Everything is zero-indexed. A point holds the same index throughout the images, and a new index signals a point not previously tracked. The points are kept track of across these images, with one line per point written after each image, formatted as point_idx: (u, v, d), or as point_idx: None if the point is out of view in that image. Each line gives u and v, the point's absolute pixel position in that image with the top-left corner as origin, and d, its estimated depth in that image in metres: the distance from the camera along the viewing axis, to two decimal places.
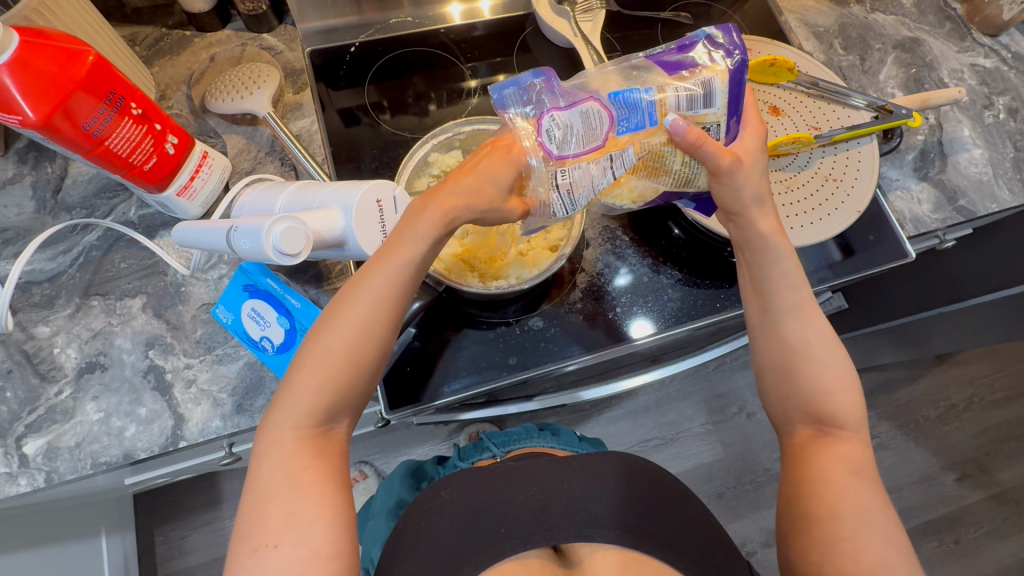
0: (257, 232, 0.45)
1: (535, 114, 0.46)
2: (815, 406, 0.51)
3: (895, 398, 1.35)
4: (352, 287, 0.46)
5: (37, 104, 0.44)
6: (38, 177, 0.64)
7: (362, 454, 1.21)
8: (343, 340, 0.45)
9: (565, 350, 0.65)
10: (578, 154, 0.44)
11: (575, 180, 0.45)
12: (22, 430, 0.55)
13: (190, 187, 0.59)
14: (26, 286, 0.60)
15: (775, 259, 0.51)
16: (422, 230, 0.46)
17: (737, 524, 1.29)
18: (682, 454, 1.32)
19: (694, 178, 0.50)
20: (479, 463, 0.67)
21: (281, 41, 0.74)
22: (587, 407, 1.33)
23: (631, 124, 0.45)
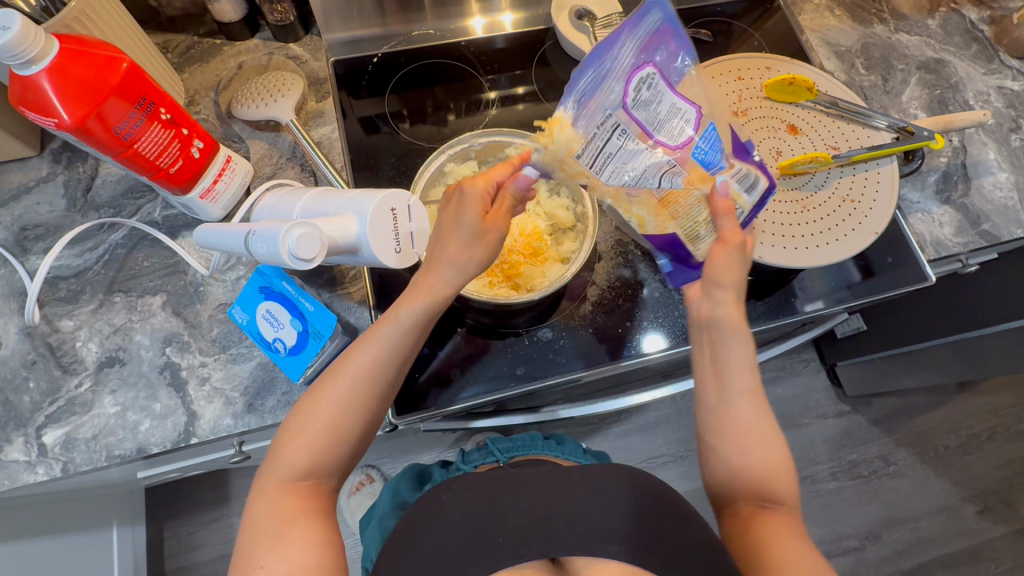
0: (274, 236, 0.46)
1: (641, 60, 0.46)
2: (758, 478, 0.53)
3: (915, 424, 1.35)
4: (338, 362, 0.50)
5: (74, 108, 0.46)
6: (70, 176, 0.66)
7: (369, 458, 1.23)
8: (337, 403, 0.48)
9: (573, 363, 0.65)
10: (650, 128, 0.46)
11: (609, 147, 0.46)
12: (43, 420, 0.57)
13: (213, 189, 0.61)
14: (54, 281, 0.62)
15: (732, 345, 0.54)
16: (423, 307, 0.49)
17: None
18: (691, 473, 1.31)
19: (699, 237, 0.53)
20: (482, 467, 0.67)
21: (306, 51, 0.76)
22: (596, 421, 1.32)
23: (703, 156, 0.48)
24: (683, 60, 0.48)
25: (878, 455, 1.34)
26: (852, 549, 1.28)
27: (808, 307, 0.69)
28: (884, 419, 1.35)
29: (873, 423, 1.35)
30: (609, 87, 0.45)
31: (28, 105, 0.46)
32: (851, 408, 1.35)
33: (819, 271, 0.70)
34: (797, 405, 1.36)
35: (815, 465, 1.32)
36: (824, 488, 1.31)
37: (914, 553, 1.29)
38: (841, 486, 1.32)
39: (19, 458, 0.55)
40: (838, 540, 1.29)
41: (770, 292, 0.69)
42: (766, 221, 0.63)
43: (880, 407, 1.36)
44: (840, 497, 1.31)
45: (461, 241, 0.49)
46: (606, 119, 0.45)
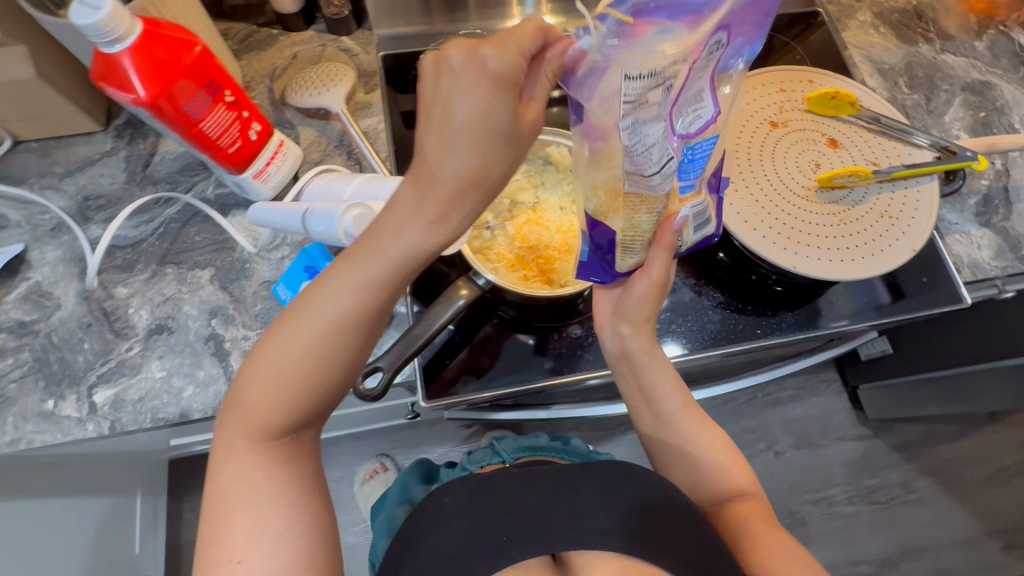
0: (332, 215, 0.49)
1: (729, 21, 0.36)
2: (709, 479, 0.60)
3: (938, 452, 1.33)
4: (308, 298, 0.42)
5: (151, 86, 0.49)
6: (132, 152, 0.70)
7: (384, 448, 1.25)
8: (295, 353, 0.42)
9: (601, 361, 0.66)
10: (677, 102, 0.38)
11: (645, 96, 0.36)
12: (94, 379, 0.60)
13: (265, 171, 0.63)
14: (112, 250, 0.65)
15: (654, 373, 0.60)
16: (406, 233, 0.38)
17: None
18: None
19: (631, 251, 0.49)
20: (488, 467, 0.68)
21: (357, 44, 0.79)
22: (610, 426, 1.32)
23: (689, 168, 0.42)
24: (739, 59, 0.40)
25: (898, 481, 1.32)
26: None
27: (834, 325, 0.69)
28: (905, 445, 1.34)
29: (894, 448, 1.34)
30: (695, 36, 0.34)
31: (108, 81, 0.49)
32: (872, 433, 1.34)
33: (845, 290, 0.70)
34: (818, 426, 1.36)
35: (831, 487, 1.31)
36: (841, 512, 1.30)
37: None
38: (858, 509, 1.30)
39: (71, 414, 0.58)
40: (852, 565, 1.27)
41: (800, 303, 0.70)
42: (800, 233, 0.63)
43: (902, 433, 1.34)
44: (857, 522, 1.29)
45: (456, 158, 0.34)
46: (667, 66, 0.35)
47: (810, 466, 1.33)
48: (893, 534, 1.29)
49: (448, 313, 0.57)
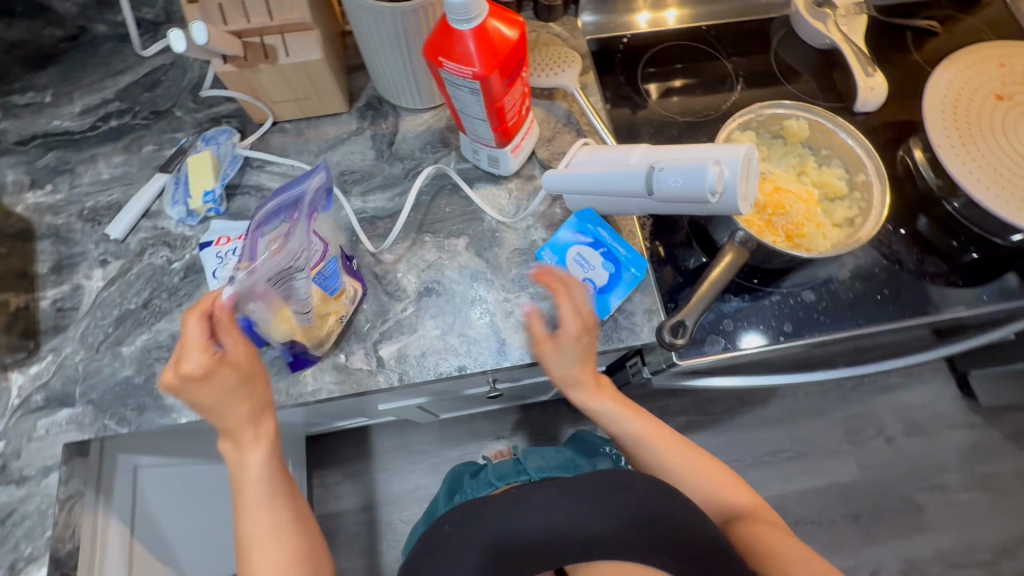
0: (692, 171, 0.50)
1: (308, 209, 0.52)
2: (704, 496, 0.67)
3: None
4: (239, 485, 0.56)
5: (490, 62, 0.53)
6: (376, 131, 0.75)
7: (501, 431, 1.32)
8: (255, 536, 0.56)
9: (837, 324, 0.69)
10: (308, 263, 0.54)
11: (285, 276, 0.51)
12: (377, 336, 0.65)
13: (519, 145, 0.68)
14: (373, 220, 0.70)
15: (654, 453, 0.68)
16: (252, 465, 0.56)
17: (872, 549, 1.27)
18: (815, 469, 1.32)
19: (324, 339, 0.62)
20: (516, 484, 0.75)
21: (565, 30, 0.81)
22: (719, 411, 1.36)
23: (326, 278, 0.59)
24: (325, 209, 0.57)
25: (1012, 470, 1.31)
26: (985, 563, 1.25)
27: (951, 312, 0.71)
28: (1018, 433, 1.33)
29: (1007, 437, 1.33)
30: (297, 229, 0.51)
31: (452, 56, 0.54)
32: (984, 420, 1.34)
33: (977, 275, 0.73)
34: (924, 412, 1.35)
35: (945, 473, 1.31)
36: (956, 499, 1.29)
37: None
38: (973, 497, 1.29)
39: (362, 367, 0.64)
40: (969, 552, 1.26)
41: (997, 274, 0.73)
42: None
43: (1014, 422, 1.34)
44: (972, 509, 1.28)
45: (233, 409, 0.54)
46: (280, 270, 0.50)
47: (921, 453, 1.32)
48: (1010, 522, 1.28)
49: (717, 275, 0.63)
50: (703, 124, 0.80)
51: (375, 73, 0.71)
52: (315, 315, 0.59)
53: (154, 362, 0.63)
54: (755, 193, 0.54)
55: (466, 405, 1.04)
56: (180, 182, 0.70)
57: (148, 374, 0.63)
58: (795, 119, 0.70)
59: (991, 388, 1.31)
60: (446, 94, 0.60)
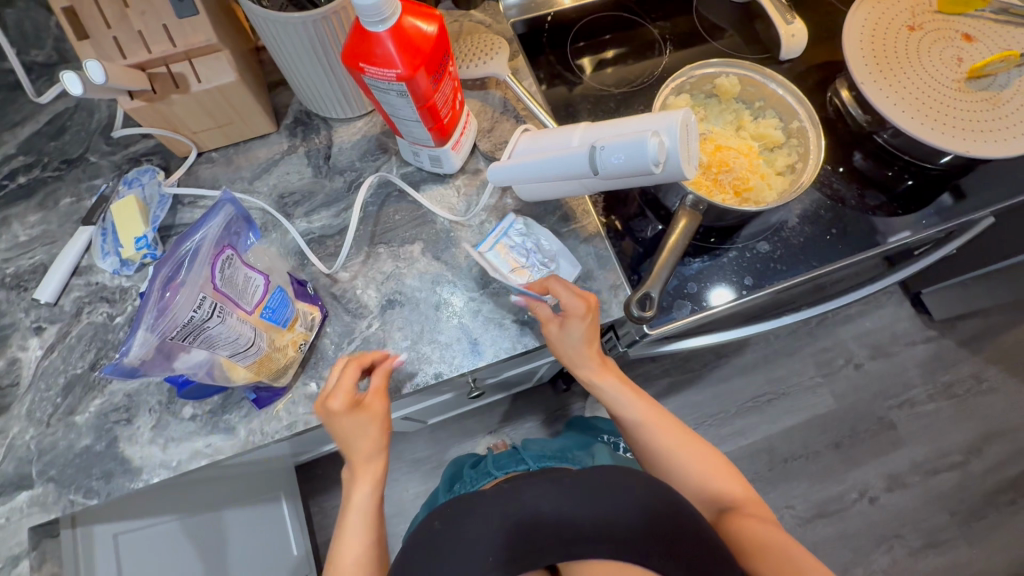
0: (633, 145, 0.50)
1: (219, 248, 0.47)
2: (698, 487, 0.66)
3: (1000, 341, 1.42)
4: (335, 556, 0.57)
5: (412, 61, 0.51)
6: (309, 147, 0.72)
7: (493, 425, 1.32)
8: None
9: (794, 270, 0.71)
10: (234, 305, 0.48)
11: (204, 325, 0.45)
12: (347, 357, 0.63)
13: (459, 141, 0.67)
14: (322, 240, 0.68)
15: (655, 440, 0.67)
16: (359, 496, 0.58)
17: (856, 471, 1.33)
18: (795, 407, 1.37)
19: (281, 374, 0.58)
20: (515, 473, 0.74)
21: (487, 16, 0.79)
22: (697, 367, 1.39)
23: (273, 313, 0.54)
24: (249, 238, 0.53)
25: (970, 373, 1.40)
26: (957, 465, 1.34)
27: (896, 237, 0.74)
28: (971, 339, 1.42)
29: (961, 344, 1.41)
30: (195, 274, 0.45)
31: (372, 61, 0.51)
32: (939, 332, 1.42)
33: (912, 200, 0.76)
34: (885, 335, 1.42)
35: (911, 388, 1.38)
36: (924, 410, 1.37)
37: (1017, 462, 1.34)
38: (939, 406, 1.38)
39: None
40: (943, 457, 1.34)
41: (931, 197, 0.76)
42: (960, 121, 0.68)
43: (966, 329, 1.42)
44: (940, 417, 1.37)
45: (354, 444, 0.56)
46: (188, 324, 0.44)
47: (887, 373, 1.40)
48: (975, 423, 1.36)
49: (674, 243, 0.63)
50: (640, 92, 0.80)
51: (298, 87, 0.68)
52: (268, 349, 0.54)
53: (113, 426, 0.60)
54: (698, 155, 0.54)
55: (450, 407, 1.03)
56: (108, 232, 0.66)
57: (110, 439, 0.59)
58: (726, 76, 0.71)
59: (941, 302, 1.38)
60: (374, 100, 0.58)
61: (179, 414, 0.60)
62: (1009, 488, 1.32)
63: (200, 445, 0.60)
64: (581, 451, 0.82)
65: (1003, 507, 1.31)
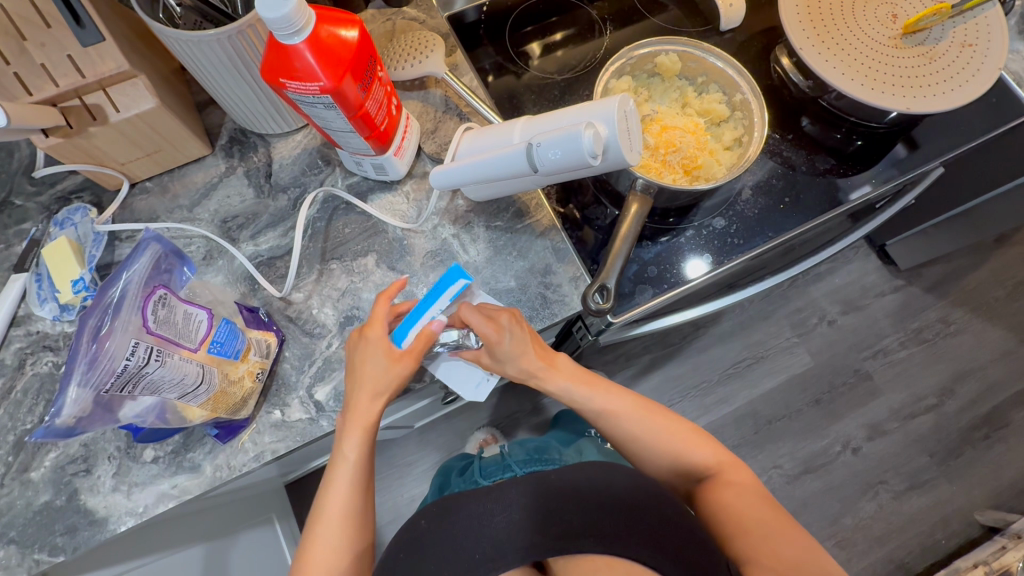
0: (570, 138, 0.49)
1: (148, 289, 0.46)
2: (673, 457, 0.64)
3: (964, 283, 1.45)
4: (318, 519, 0.57)
5: (334, 71, 0.49)
6: (248, 167, 0.70)
7: (480, 421, 1.32)
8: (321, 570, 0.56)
9: (751, 243, 0.71)
10: (175, 345, 0.47)
11: (143, 370, 0.44)
12: (309, 381, 0.62)
13: (401, 146, 0.65)
14: (271, 261, 0.66)
15: (623, 424, 0.65)
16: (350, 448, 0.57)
17: (838, 424, 1.37)
18: (774, 369, 1.39)
19: (241, 407, 0.57)
20: (502, 479, 0.73)
21: (421, 12, 0.77)
22: (677, 340, 1.40)
23: (223, 347, 0.52)
24: (184, 272, 0.53)
25: (938, 318, 1.43)
26: (932, 407, 1.38)
27: (859, 192, 0.75)
28: (936, 285, 1.45)
29: (927, 290, 1.45)
30: (124, 320, 0.43)
31: (293, 75, 0.49)
32: (905, 282, 1.45)
33: (864, 159, 0.76)
34: (855, 289, 1.45)
35: (883, 338, 1.42)
36: (897, 358, 1.41)
37: (988, 398, 1.39)
38: (911, 352, 1.41)
39: (302, 417, 0.60)
40: (919, 401, 1.38)
41: (880, 154, 0.77)
42: (899, 78, 0.69)
43: (931, 275, 1.45)
44: (912, 363, 1.41)
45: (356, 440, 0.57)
46: (123, 373, 0.43)
47: (859, 327, 1.43)
48: (946, 365, 1.40)
49: (627, 230, 0.63)
50: (584, 78, 0.79)
51: (227, 106, 0.65)
52: (222, 384, 0.53)
53: (72, 478, 0.58)
54: (640, 142, 0.53)
55: (431, 411, 1.02)
56: (43, 277, 0.63)
57: (69, 493, 0.57)
58: (665, 54, 0.70)
59: (905, 252, 1.41)
60: (304, 114, 0.56)
61: (139, 457, 0.58)
62: (983, 424, 1.37)
63: (166, 487, 0.58)
64: (567, 448, 0.81)
65: (979, 442, 1.36)
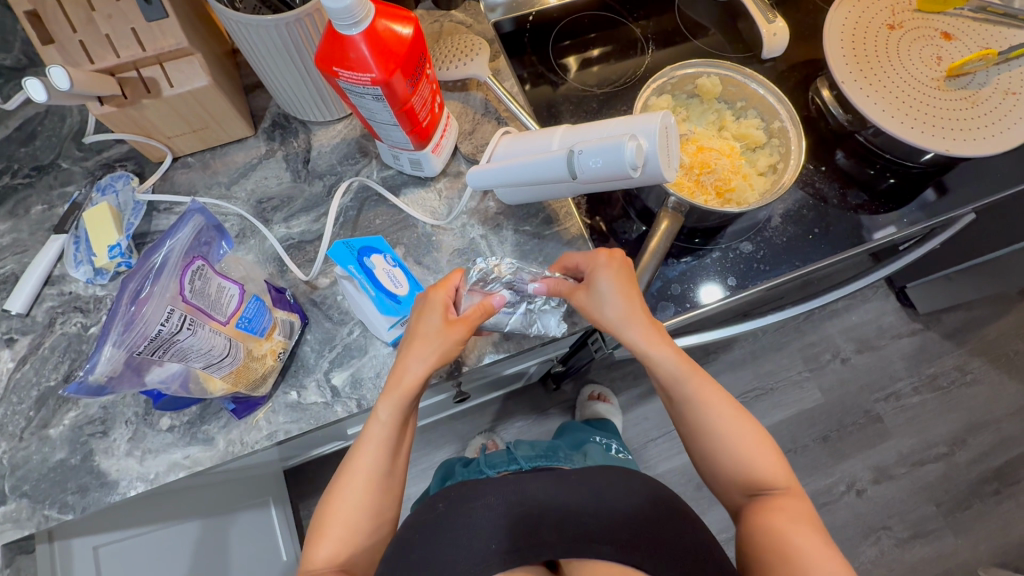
0: (613, 148, 0.49)
1: (187, 258, 0.47)
2: (739, 467, 0.60)
3: (984, 333, 1.43)
4: (349, 469, 0.57)
5: (385, 65, 0.50)
6: (288, 151, 0.71)
7: (483, 425, 1.31)
8: (348, 515, 0.56)
9: (777, 269, 0.71)
10: (206, 317, 0.48)
11: (174, 337, 0.45)
12: (327, 365, 0.62)
13: (439, 144, 0.66)
14: (301, 245, 0.67)
15: (703, 416, 0.61)
16: (384, 412, 0.56)
17: (844, 464, 1.35)
18: (783, 402, 1.38)
19: (260, 384, 0.58)
20: (508, 473, 0.73)
21: (468, 16, 0.78)
22: None
23: (251, 323, 0.53)
24: (222, 247, 0.53)
25: (955, 366, 1.41)
26: (943, 456, 1.35)
27: (883, 233, 0.74)
28: (955, 332, 1.43)
29: (946, 337, 1.43)
30: (162, 287, 0.44)
31: (346, 64, 0.50)
32: (924, 326, 1.43)
33: (895, 198, 0.76)
34: (873, 329, 1.44)
35: (897, 381, 1.40)
36: (910, 403, 1.39)
37: (1001, 453, 1.36)
38: (924, 398, 1.39)
39: (317, 400, 0.61)
40: (929, 448, 1.36)
41: (913, 195, 0.76)
42: (940, 119, 0.69)
43: (950, 322, 1.43)
44: (925, 409, 1.38)
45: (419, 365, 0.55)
46: (156, 338, 0.44)
47: (872, 367, 1.41)
48: (960, 414, 1.38)
49: (658, 246, 0.63)
50: (622, 93, 0.80)
51: (274, 90, 0.67)
52: (244, 360, 0.53)
53: (89, 438, 0.59)
54: (678, 158, 0.54)
55: (438, 410, 1.02)
56: (81, 240, 0.65)
57: (85, 453, 0.58)
58: (707, 76, 0.71)
59: (926, 296, 1.39)
60: (350, 103, 0.57)
61: (156, 425, 0.59)
62: (993, 478, 1.34)
63: (178, 456, 0.59)
64: (574, 453, 0.81)
65: (988, 497, 1.33)
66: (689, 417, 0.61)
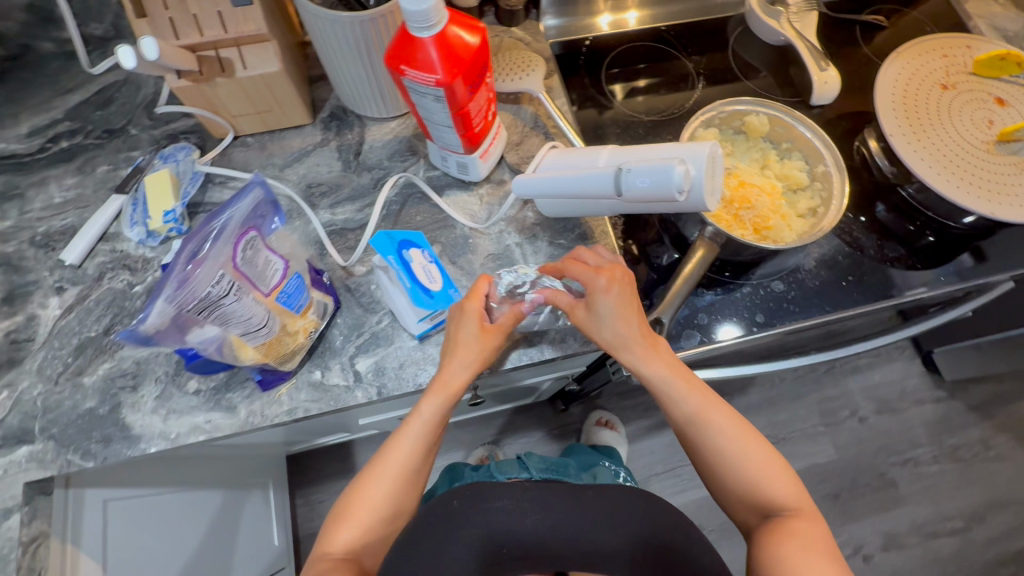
0: (661, 171, 0.50)
1: (242, 228, 0.49)
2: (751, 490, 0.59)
3: (1012, 409, 1.39)
4: (377, 466, 0.59)
5: (450, 68, 0.53)
6: (341, 142, 0.74)
7: (488, 436, 1.31)
8: (370, 504, 0.58)
9: (807, 312, 0.71)
10: (251, 286, 0.50)
11: (221, 301, 0.47)
12: (353, 350, 0.63)
13: (487, 151, 0.68)
14: (343, 232, 0.69)
15: (711, 437, 0.60)
16: (427, 410, 0.58)
17: (852, 526, 1.30)
18: (795, 453, 1.35)
19: (287, 359, 0.59)
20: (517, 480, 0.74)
21: (528, 34, 0.81)
22: None
23: (290, 298, 0.55)
24: (274, 222, 0.55)
25: (979, 439, 1.37)
26: (957, 531, 1.30)
27: (914, 291, 0.73)
28: (981, 404, 1.39)
29: (971, 408, 1.39)
30: (217, 251, 0.47)
31: (414, 64, 0.53)
32: (949, 394, 1.39)
33: (933, 256, 0.75)
34: (895, 390, 1.40)
35: (916, 447, 1.35)
36: (927, 471, 1.34)
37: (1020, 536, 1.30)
38: (943, 468, 1.34)
39: (339, 383, 0.62)
40: (943, 521, 1.31)
41: (951, 255, 0.75)
42: (988, 180, 0.68)
43: (977, 393, 1.39)
44: (943, 480, 1.34)
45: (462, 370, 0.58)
46: (205, 299, 0.46)
47: (891, 429, 1.37)
48: (979, 490, 1.33)
49: (691, 273, 0.64)
50: (668, 123, 0.82)
51: (338, 83, 0.70)
52: (278, 333, 0.55)
53: (119, 391, 0.61)
54: (722, 188, 0.55)
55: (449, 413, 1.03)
56: (138, 202, 0.68)
57: (113, 404, 0.60)
58: (755, 115, 0.72)
59: (954, 363, 1.36)
60: (410, 102, 0.59)
61: (183, 386, 0.61)
62: (1009, 562, 1.28)
63: (200, 420, 0.60)
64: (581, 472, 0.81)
65: None
66: (703, 450, 0.61)
